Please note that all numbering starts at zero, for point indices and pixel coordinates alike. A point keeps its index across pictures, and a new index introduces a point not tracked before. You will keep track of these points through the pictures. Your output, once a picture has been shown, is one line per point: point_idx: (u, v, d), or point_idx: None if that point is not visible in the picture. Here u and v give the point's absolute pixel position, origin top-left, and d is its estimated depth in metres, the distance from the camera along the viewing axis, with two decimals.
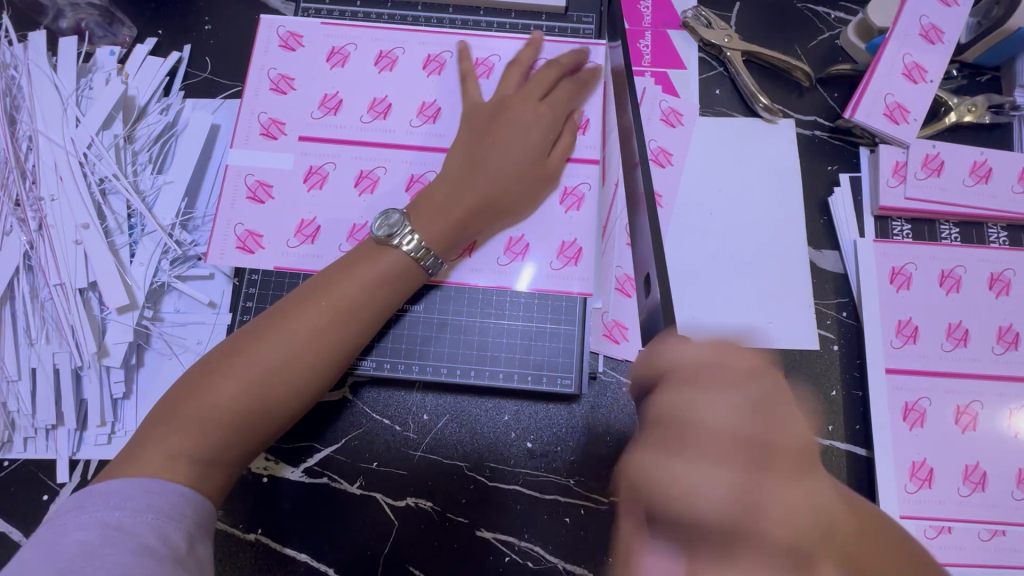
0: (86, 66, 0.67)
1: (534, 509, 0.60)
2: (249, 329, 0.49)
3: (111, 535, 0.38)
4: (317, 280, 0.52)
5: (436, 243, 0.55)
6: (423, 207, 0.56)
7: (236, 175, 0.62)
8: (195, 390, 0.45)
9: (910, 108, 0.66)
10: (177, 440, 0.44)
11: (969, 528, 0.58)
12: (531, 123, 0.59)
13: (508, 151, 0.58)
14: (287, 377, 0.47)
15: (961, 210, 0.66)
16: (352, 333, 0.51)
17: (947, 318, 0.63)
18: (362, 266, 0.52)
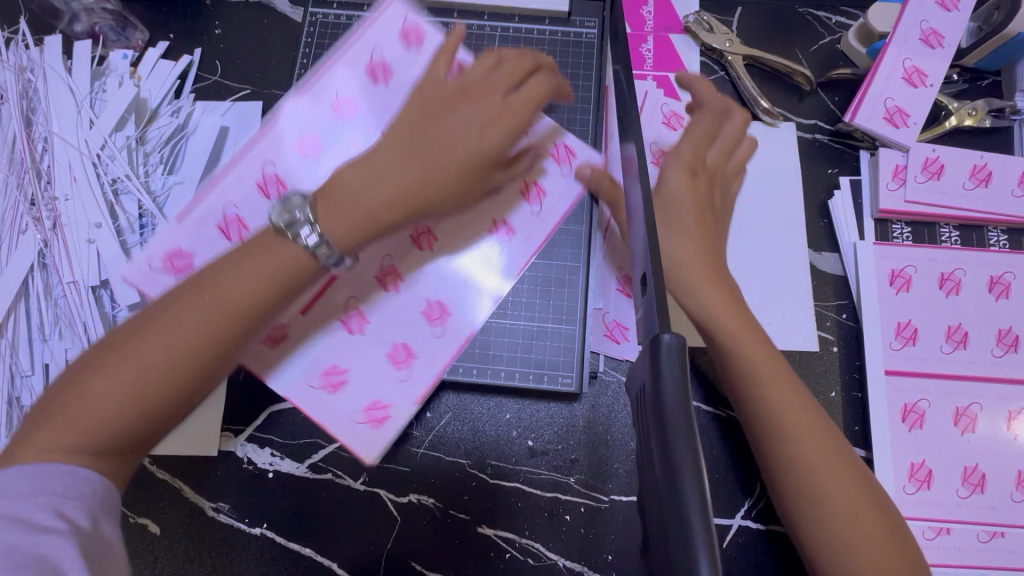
0: (99, 69, 0.69)
1: (535, 507, 0.61)
2: (136, 318, 0.41)
3: (2, 524, 0.35)
4: (211, 268, 0.43)
5: (342, 239, 0.44)
6: (329, 199, 0.45)
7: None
8: (70, 385, 0.40)
9: (909, 112, 0.67)
10: (47, 438, 0.38)
11: (968, 529, 0.59)
12: (476, 99, 0.48)
13: (450, 138, 0.47)
14: (167, 377, 0.40)
15: (960, 213, 0.66)
16: (247, 321, 0.41)
17: (946, 321, 0.64)
18: (260, 252, 0.43)
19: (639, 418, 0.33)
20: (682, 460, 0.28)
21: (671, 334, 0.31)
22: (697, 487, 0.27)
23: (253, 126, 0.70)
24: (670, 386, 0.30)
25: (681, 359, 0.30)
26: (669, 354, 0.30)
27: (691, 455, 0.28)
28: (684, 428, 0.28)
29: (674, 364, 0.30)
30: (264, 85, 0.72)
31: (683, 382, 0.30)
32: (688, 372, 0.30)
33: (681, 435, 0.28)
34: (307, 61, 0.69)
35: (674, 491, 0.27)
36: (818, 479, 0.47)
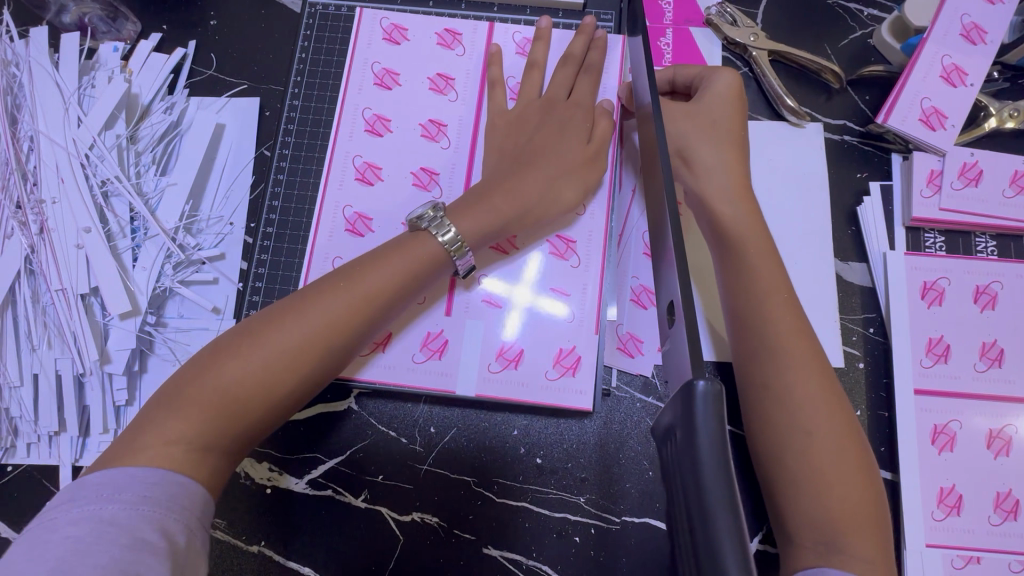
0: (88, 63, 0.65)
1: (543, 527, 0.58)
2: (268, 311, 0.47)
3: (104, 532, 0.35)
4: (343, 268, 0.50)
5: (472, 237, 0.52)
6: (462, 204, 0.53)
7: (334, 207, 0.59)
8: (195, 373, 0.43)
9: (947, 113, 0.63)
10: (174, 422, 0.41)
11: (999, 558, 0.56)
12: (566, 119, 0.58)
13: (552, 155, 0.56)
14: (292, 366, 0.45)
15: (999, 222, 0.62)
16: (375, 320, 0.48)
17: (981, 337, 0.60)
18: (393, 254, 0.50)
19: (670, 468, 0.30)
20: (722, 529, 0.25)
21: (707, 381, 0.28)
22: (738, 558, 0.24)
23: (250, 124, 0.67)
24: (707, 442, 0.27)
25: (717, 409, 0.27)
26: (705, 405, 0.27)
27: (731, 523, 0.25)
28: (724, 504, 0.25)
29: (712, 416, 0.27)
30: (261, 79, 0.68)
31: (721, 437, 0.27)
32: (726, 424, 0.27)
33: (720, 499, 0.26)
34: (307, 55, 0.65)
35: (712, 562, 0.25)
36: (823, 470, 0.44)
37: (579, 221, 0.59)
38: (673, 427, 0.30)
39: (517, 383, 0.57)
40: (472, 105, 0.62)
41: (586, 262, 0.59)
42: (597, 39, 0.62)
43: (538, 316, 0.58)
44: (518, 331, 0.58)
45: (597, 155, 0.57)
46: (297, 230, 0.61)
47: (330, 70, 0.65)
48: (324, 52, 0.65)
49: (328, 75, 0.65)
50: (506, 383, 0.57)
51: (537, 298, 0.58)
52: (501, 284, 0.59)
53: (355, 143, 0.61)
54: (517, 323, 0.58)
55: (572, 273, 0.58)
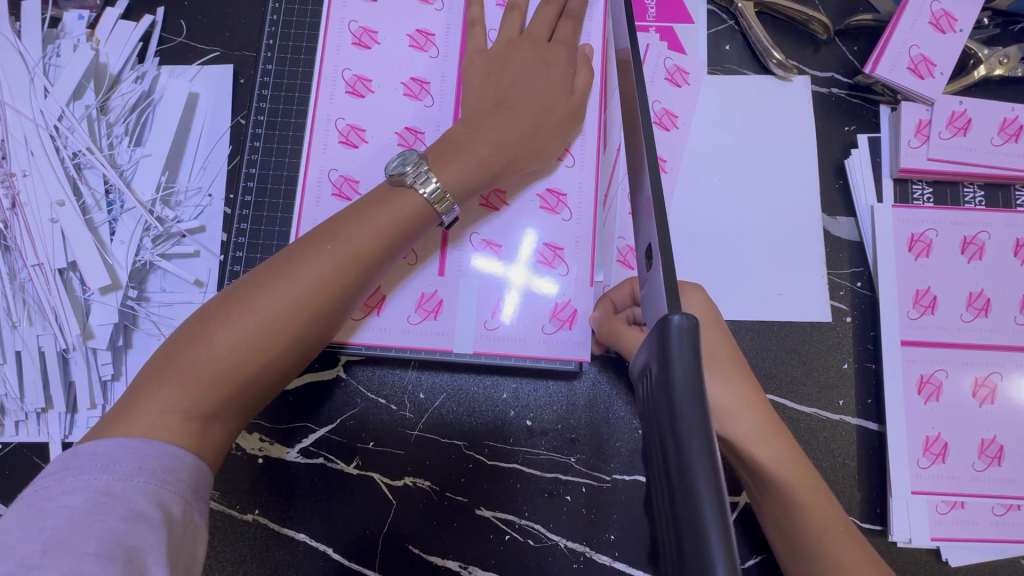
0: (53, 32, 0.63)
1: (534, 487, 0.59)
2: (253, 276, 0.46)
3: (99, 502, 0.35)
4: (326, 227, 0.49)
5: (455, 187, 0.51)
6: (443, 155, 0.52)
7: (319, 170, 0.58)
8: (184, 343, 0.43)
9: (936, 61, 0.62)
10: (168, 392, 0.41)
11: (983, 502, 0.57)
12: (549, 64, 0.57)
13: (536, 104, 0.55)
14: (285, 327, 0.44)
15: (988, 171, 0.61)
16: (364, 279, 0.48)
17: (968, 288, 0.60)
18: (377, 211, 0.49)
19: (647, 407, 0.30)
20: (694, 452, 0.25)
21: (681, 316, 0.28)
22: (709, 476, 0.24)
23: (225, 92, 0.65)
24: (680, 369, 0.27)
25: (692, 340, 0.28)
26: (679, 337, 0.28)
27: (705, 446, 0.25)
28: (697, 429, 0.25)
29: (687, 348, 0.28)
30: (234, 46, 0.66)
31: (694, 364, 0.27)
32: (699, 353, 0.28)
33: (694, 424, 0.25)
34: (278, 17, 0.63)
35: (684, 484, 0.25)
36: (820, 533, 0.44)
37: (563, 174, 0.59)
38: (649, 364, 0.30)
39: (510, 340, 0.57)
40: (452, 64, 0.60)
41: (578, 216, 0.58)
42: None
43: (534, 296, 0.57)
44: (514, 314, 0.57)
45: (581, 106, 0.57)
46: (277, 197, 0.60)
47: (304, 31, 0.63)
48: (296, 13, 0.63)
49: (301, 37, 0.63)
50: (500, 339, 0.57)
51: (533, 279, 0.58)
52: (497, 265, 0.58)
53: (336, 106, 0.59)
54: (516, 304, 0.57)
55: (563, 227, 0.58)
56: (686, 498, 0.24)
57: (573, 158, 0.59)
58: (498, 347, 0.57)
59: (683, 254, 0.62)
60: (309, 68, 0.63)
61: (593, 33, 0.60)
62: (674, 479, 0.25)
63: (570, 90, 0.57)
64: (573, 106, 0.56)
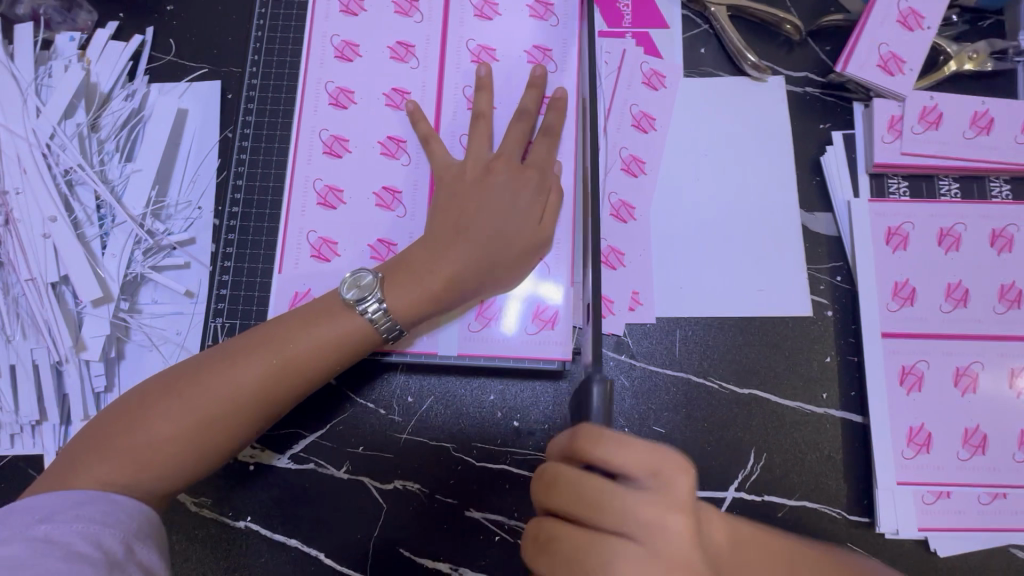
0: (45, 54, 0.65)
1: (522, 488, 0.60)
2: (205, 360, 0.48)
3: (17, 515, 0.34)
4: (279, 322, 0.50)
5: (404, 316, 0.51)
6: (394, 276, 0.52)
7: (304, 180, 0.60)
8: (133, 418, 0.45)
9: (905, 58, 0.63)
10: (105, 468, 0.43)
11: (969, 491, 0.57)
12: (517, 194, 0.55)
13: (493, 191, 0.55)
14: (220, 428, 0.46)
15: (961, 163, 0.62)
16: (309, 379, 0.49)
17: (946, 279, 0.61)
18: (327, 323, 0.50)
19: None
20: None
21: None
22: None
23: (213, 109, 0.67)
24: None
25: None
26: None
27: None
28: None
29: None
30: (221, 63, 0.68)
31: None
32: None
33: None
34: (263, 33, 0.65)
35: None
36: None
37: None
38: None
39: (493, 343, 0.58)
40: (432, 73, 0.62)
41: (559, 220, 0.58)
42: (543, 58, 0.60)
43: (538, 304, 0.58)
44: (522, 321, 0.58)
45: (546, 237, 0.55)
46: (263, 208, 0.61)
47: (287, 45, 0.65)
48: (280, 28, 0.65)
49: (285, 51, 0.65)
50: (480, 340, 0.58)
51: (537, 286, 0.58)
52: None
53: (320, 117, 0.61)
54: (517, 312, 0.58)
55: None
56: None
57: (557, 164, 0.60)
58: (482, 349, 0.58)
59: (663, 253, 0.63)
60: (293, 81, 0.64)
61: (569, 40, 0.61)
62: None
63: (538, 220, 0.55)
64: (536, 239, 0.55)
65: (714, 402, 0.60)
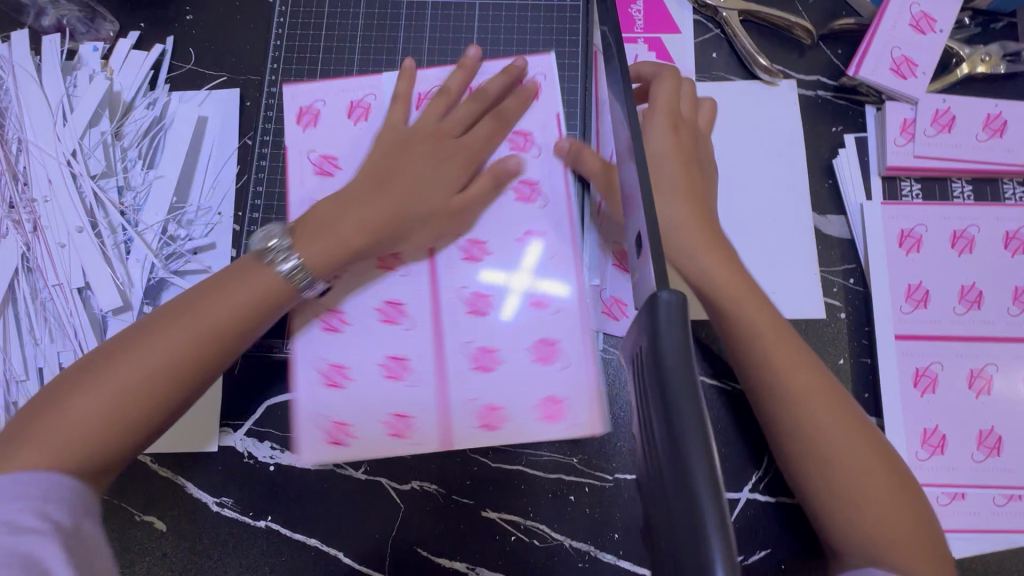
0: (70, 63, 0.67)
1: (538, 489, 0.60)
2: (196, 299, 0.49)
3: None
4: (213, 281, 0.51)
5: (318, 267, 0.52)
6: (305, 229, 0.53)
7: (298, 154, 0.62)
8: (121, 352, 0.46)
9: (917, 61, 0.64)
10: (94, 403, 0.44)
11: (984, 493, 0.57)
12: (441, 158, 0.59)
13: (412, 148, 0.59)
14: (153, 387, 0.45)
15: (974, 166, 0.63)
16: (225, 343, 0.48)
17: (959, 281, 0.61)
18: (248, 274, 0.50)
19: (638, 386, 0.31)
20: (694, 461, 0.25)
21: (670, 292, 0.29)
22: (710, 488, 0.25)
23: (232, 117, 0.68)
24: (671, 349, 0.28)
25: (680, 316, 0.28)
26: (668, 313, 0.28)
27: (701, 442, 0.26)
28: (696, 435, 0.26)
29: (676, 323, 0.28)
30: (239, 71, 0.69)
31: (685, 345, 0.28)
32: (690, 329, 0.28)
33: (687, 408, 0.26)
34: (281, 45, 0.67)
35: (687, 501, 0.25)
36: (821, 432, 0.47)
37: (561, 209, 0.61)
38: (640, 344, 0.30)
39: (403, 344, 0.59)
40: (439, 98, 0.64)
41: (552, 202, 0.61)
42: (514, 70, 0.63)
43: (538, 297, 0.59)
44: (517, 310, 0.59)
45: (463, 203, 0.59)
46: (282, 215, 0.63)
47: (306, 57, 0.67)
48: (298, 41, 0.67)
49: (303, 62, 0.66)
50: (479, 329, 0.59)
51: (536, 281, 0.60)
52: (498, 274, 0.60)
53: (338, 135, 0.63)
54: (515, 303, 0.59)
55: (540, 212, 0.61)
56: (681, 479, 0.26)
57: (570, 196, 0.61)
58: (467, 335, 0.59)
59: None
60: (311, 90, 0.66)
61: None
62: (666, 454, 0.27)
63: (458, 189, 0.59)
64: (454, 206, 0.59)
65: (730, 404, 0.60)
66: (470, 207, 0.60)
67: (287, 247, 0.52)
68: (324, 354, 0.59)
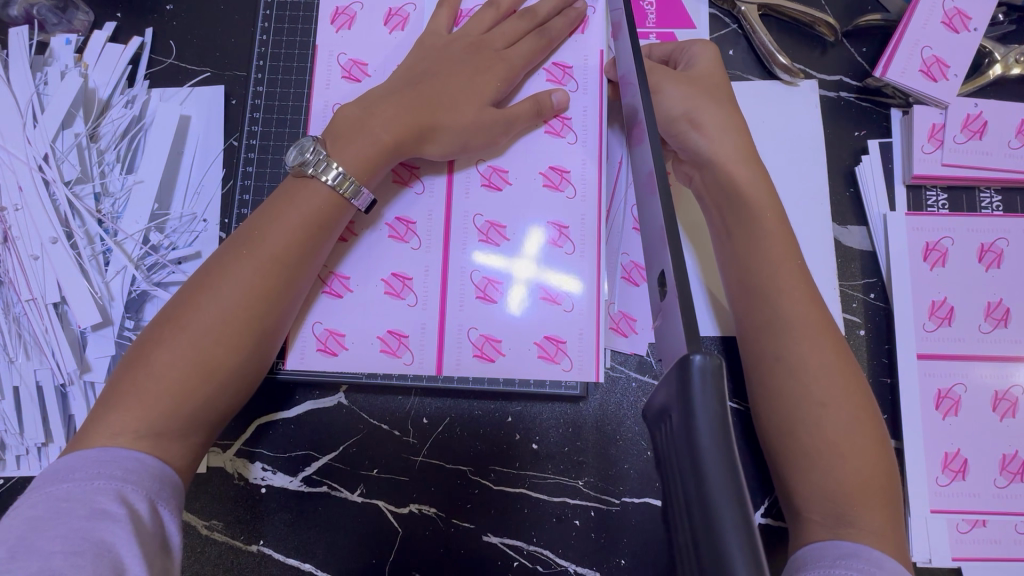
0: (40, 58, 0.62)
1: (542, 513, 0.58)
2: (233, 246, 0.47)
3: (62, 508, 0.36)
4: (243, 231, 0.48)
5: (357, 171, 0.50)
6: (339, 134, 0.51)
7: (328, 55, 0.59)
8: (180, 316, 0.44)
9: (949, 62, 0.60)
10: (176, 363, 0.42)
11: (1006, 520, 0.55)
12: (479, 67, 0.55)
13: (452, 69, 0.55)
14: (235, 332, 0.44)
15: (1004, 175, 0.59)
16: (292, 275, 0.47)
17: (986, 297, 0.58)
18: (285, 208, 0.48)
19: (664, 446, 0.28)
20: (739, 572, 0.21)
21: (703, 355, 0.25)
22: None
23: (217, 115, 0.64)
24: (705, 429, 0.24)
25: (716, 386, 0.24)
26: (703, 380, 0.24)
27: (745, 545, 0.22)
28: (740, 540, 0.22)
29: (711, 395, 0.24)
30: (224, 66, 0.65)
31: (722, 422, 0.24)
32: (727, 403, 0.24)
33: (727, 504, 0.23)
34: (268, 37, 0.62)
35: None
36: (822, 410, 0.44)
37: (568, 206, 0.55)
38: (669, 411, 0.27)
39: (404, 320, 0.55)
40: None
41: (584, 140, 0.56)
42: (570, 9, 0.57)
43: (549, 291, 0.54)
44: (524, 305, 0.54)
45: (492, 120, 0.53)
46: None
47: (293, 51, 0.62)
48: (286, 31, 0.62)
49: (291, 56, 0.62)
50: (483, 316, 0.54)
51: (543, 272, 0.54)
52: (500, 260, 0.55)
53: None
54: (523, 296, 0.54)
55: (568, 205, 0.55)
56: (716, 569, 0.22)
57: (574, 189, 0.55)
58: (467, 320, 0.54)
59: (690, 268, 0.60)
60: (300, 89, 0.61)
61: (590, 57, 0.57)
62: (701, 538, 0.23)
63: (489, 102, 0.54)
64: (483, 121, 0.53)
65: (742, 424, 0.57)
66: (504, 124, 0.54)
67: (322, 159, 0.49)
68: (319, 318, 0.55)
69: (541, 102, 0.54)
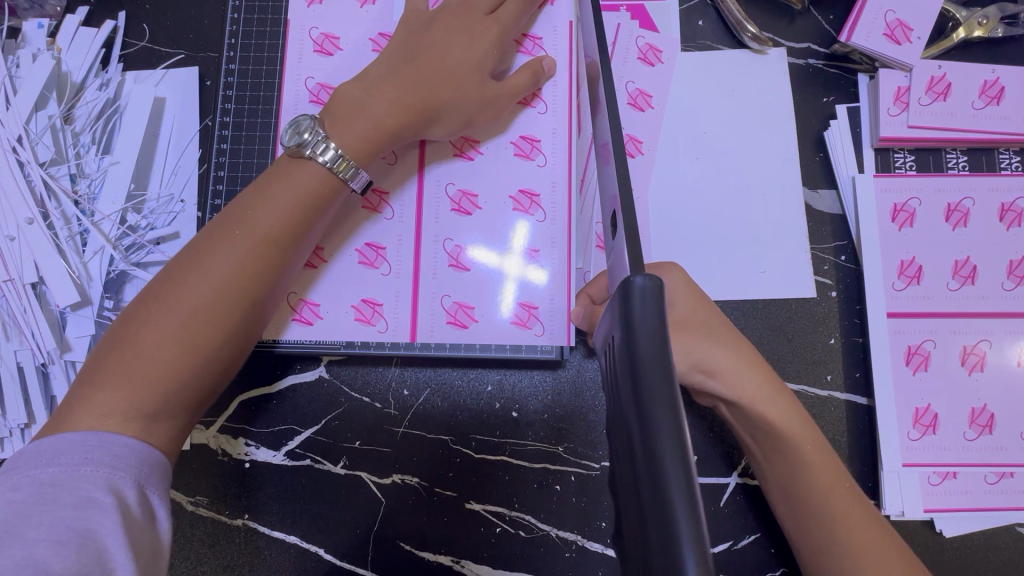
0: (12, 43, 0.62)
1: (522, 479, 0.59)
2: (223, 225, 0.46)
3: (48, 493, 0.36)
4: (233, 209, 0.47)
5: (356, 152, 0.49)
6: (337, 114, 0.50)
7: (299, 29, 0.59)
8: (167, 295, 0.43)
9: (913, 26, 0.61)
10: (165, 345, 0.42)
11: (976, 472, 0.56)
12: (475, 34, 0.53)
13: (450, 42, 0.53)
14: (225, 314, 0.44)
15: (970, 136, 0.60)
16: (284, 258, 0.47)
17: (953, 256, 0.59)
18: (279, 188, 0.47)
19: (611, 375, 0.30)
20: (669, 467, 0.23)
21: (644, 278, 0.28)
22: (685, 496, 0.22)
23: (191, 97, 0.64)
24: (645, 339, 0.26)
25: (656, 303, 0.27)
26: (644, 297, 0.27)
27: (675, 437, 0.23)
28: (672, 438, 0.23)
29: (652, 308, 0.27)
30: (198, 47, 0.65)
31: (660, 331, 0.26)
32: (665, 317, 0.27)
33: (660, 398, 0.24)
34: (239, 17, 0.62)
35: (659, 507, 0.23)
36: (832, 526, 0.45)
37: (539, 174, 0.56)
38: (614, 334, 0.29)
39: (379, 288, 0.55)
40: None
41: (555, 109, 0.57)
42: None
43: (526, 288, 0.55)
44: (513, 307, 0.55)
45: (497, 95, 0.53)
46: None
47: (265, 29, 0.62)
48: (257, 10, 0.62)
49: (263, 35, 0.62)
50: (456, 285, 0.55)
51: (526, 269, 0.55)
52: (490, 255, 0.55)
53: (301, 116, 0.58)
54: (511, 295, 0.55)
55: (538, 173, 0.56)
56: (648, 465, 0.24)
57: (545, 157, 0.56)
58: (440, 288, 0.55)
59: (664, 234, 0.61)
60: (273, 67, 0.62)
61: (559, 28, 0.58)
62: (635, 438, 0.25)
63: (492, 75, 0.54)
64: (489, 95, 0.53)
65: None
66: (509, 92, 0.54)
67: (322, 141, 0.48)
68: (294, 288, 0.55)
69: (534, 66, 0.55)
